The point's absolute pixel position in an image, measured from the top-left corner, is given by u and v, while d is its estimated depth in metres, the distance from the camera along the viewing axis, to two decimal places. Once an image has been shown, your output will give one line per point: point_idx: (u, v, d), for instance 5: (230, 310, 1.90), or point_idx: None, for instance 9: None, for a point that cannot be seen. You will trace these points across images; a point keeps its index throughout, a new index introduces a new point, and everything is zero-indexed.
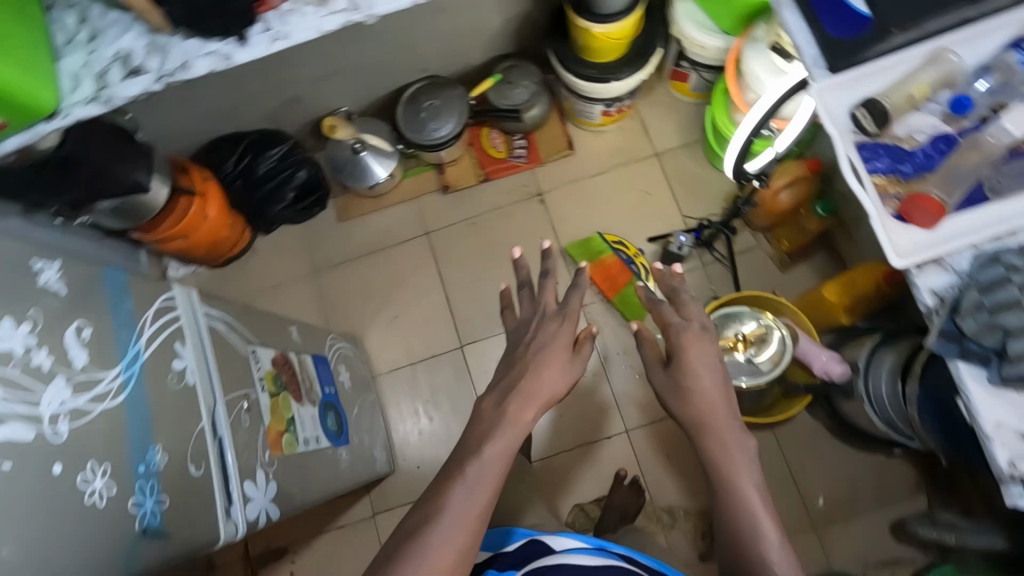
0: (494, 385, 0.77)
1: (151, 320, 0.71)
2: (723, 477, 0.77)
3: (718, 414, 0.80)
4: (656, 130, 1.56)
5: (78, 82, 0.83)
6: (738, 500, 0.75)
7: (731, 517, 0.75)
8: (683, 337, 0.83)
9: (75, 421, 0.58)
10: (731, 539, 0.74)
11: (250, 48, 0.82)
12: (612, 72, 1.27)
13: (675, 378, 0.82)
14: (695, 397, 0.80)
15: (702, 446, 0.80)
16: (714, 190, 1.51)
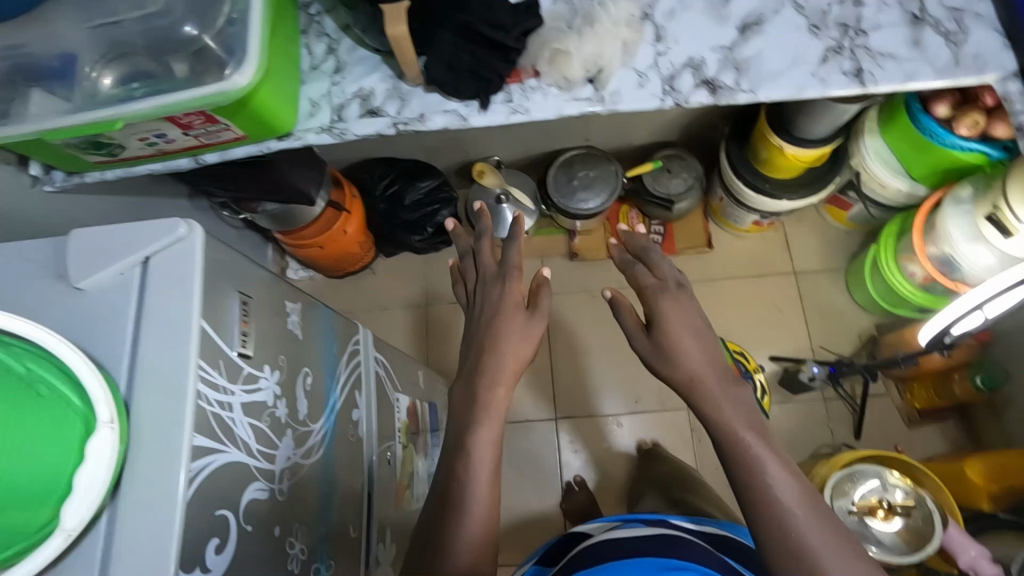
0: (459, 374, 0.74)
1: (346, 361, 0.72)
2: (726, 436, 0.64)
3: (711, 373, 0.67)
4: (800, 248, 1.51)
5: (315, 109, 0.85)
6: (753, 465, 0.61)
7: (747, 489, 0.60)
8: (661, 299, 0.72)
9: (292, 477, 0.57)
10: (755, 505, 0.59)
11: (488, 114, 0.82)
12: (785, 190, 1.25)
13: (659, 344, 0.70)
14: (683, 355, 0.69)
15: (696, 408, 0.67)
16: (849, 324, 1.46)
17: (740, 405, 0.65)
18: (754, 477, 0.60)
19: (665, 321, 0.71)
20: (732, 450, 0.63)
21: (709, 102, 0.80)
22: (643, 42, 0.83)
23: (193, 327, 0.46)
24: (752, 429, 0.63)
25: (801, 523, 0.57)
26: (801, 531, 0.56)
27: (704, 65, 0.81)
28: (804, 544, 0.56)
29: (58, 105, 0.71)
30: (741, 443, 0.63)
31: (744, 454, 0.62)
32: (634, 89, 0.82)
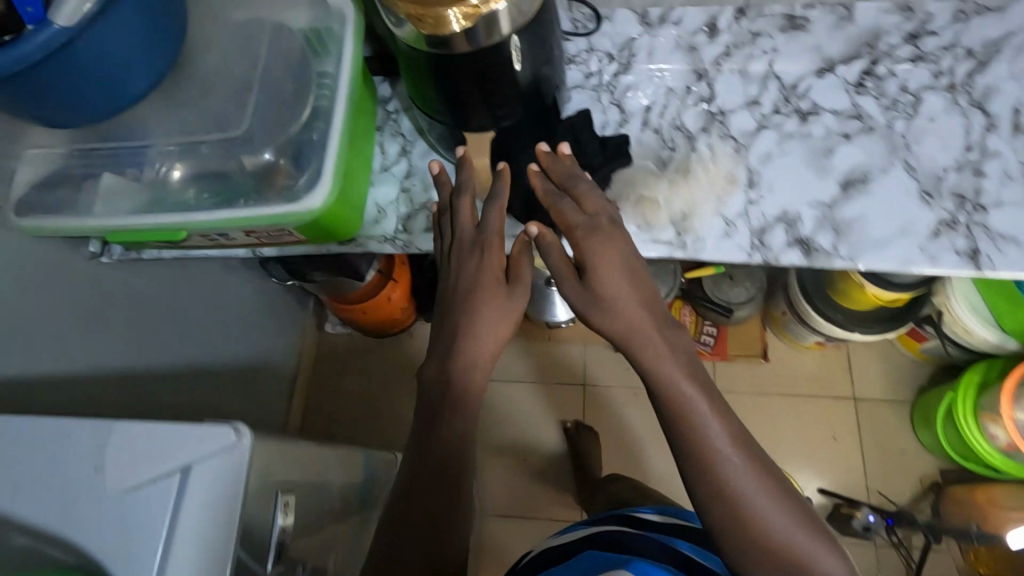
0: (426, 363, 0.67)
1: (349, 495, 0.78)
2: (666, 397, 0.63)
3: (647, 330, 0.65)
4: (863, 373, 1.41)
5: (381, 216, 0.82)
6: (703, 433, 0.61)
7: (693, 448, 0.61)
8: (586, 239, 0.67)
9: None
10: (699, 467, 0.61)
11: (561, 245, 0.77)
12: (859, 324, 1.17)
13: (592, 289, 0.66)
14: (618, 307, 0.65)
15: (631, 357, 0.65)
16: (910, 465, 1.35)
17: (679, 353, 0.65)
18: (702, 441, 0.61)
19: (595, 270, 0.66)
20: (674, 408, 0.63)
21: (802, 263, 0.74)
22: (736, 188, 0.77)
23: (230, 547, 0.46)
24: (680, 364, 0.64)
25: (747, 491, 0.59)
26: (753, 502, 0.59)
27: (800, 222, 0.75)
28: (759, 518, 0.58)
29: (122, 201, 0.71)
30: (688, 407, 0.62)
31: (694, 420, 0.61)
32: (720, 238, 0.76)
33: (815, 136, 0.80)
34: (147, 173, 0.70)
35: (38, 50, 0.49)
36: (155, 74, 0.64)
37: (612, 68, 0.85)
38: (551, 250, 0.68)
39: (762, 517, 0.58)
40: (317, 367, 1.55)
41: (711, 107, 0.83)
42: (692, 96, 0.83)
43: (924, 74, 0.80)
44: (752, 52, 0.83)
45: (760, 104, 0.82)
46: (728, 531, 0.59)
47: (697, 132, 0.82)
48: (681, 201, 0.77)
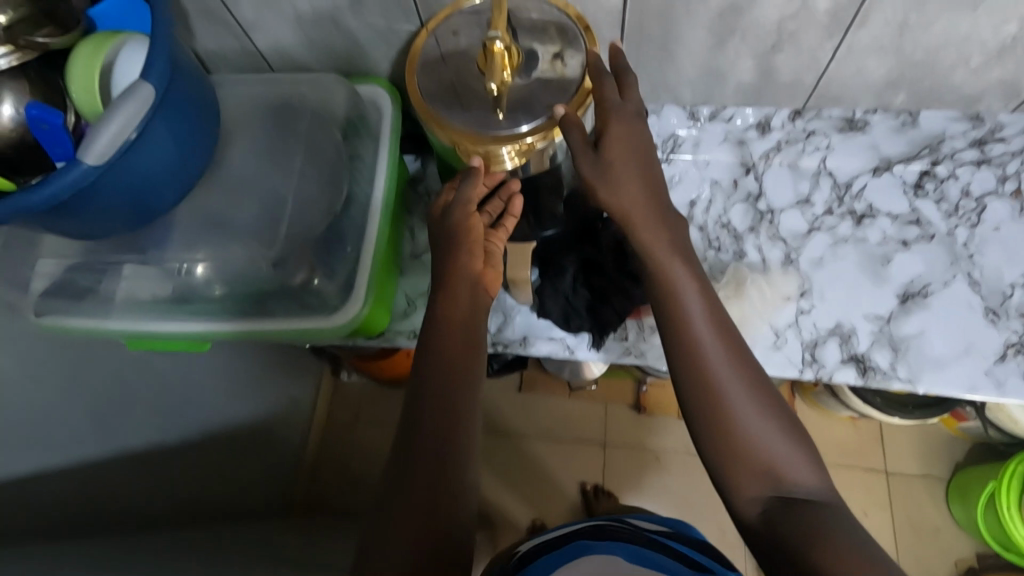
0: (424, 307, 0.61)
1: None
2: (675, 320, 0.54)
3: (648, 208, 0.55)
4: (896, 447, 1.36)
5: (411, 309, 0.78)
6: (692, 336, 0.54)
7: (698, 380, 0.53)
8: (615, 115, 0.54)
9: None
10: (705, 402, 0.53)
11: (600, 351, 0.73)
12: (899, 408, 1.12)
13: (603, 163, 0.54)
14: (624, 177, 0.54)
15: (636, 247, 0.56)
16: (944, 547, 1.29)
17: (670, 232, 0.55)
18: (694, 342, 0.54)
19: (608, 141, 0.54)
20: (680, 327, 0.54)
21: (857, 383, 0.70)
22: (787, 296, 0.73)
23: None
24: (681, 256, 0.55)
25: (738, 396, 0.52)
26: (742, 418, 0.52)
27: (854, 337, 0.71)
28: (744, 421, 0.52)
29: (142, 304, 0.66)
30: (676, 297, 0.55)
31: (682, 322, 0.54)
32: (768, 350, 0.71)
33: (871, 241, 0.75)
34: (167, 277, 0.64)
35: (66, 187, 0.46)
36: (187, 183, 0.61)
37: (655, 157, 0.81)
38: (467, 197, 0.58)
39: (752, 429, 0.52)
40: (330, 417, 1.51)
41: (759, 204, 0.79)
42: (739, 190, 0.79)
43: (989, 178, 0.75)
44: (805, 147, 0.79)
45: (812, 202, 0.78)
46: (710, 440, 0.52)
47: (744, 231, 0.78)
48: (730, 312, 0.71)
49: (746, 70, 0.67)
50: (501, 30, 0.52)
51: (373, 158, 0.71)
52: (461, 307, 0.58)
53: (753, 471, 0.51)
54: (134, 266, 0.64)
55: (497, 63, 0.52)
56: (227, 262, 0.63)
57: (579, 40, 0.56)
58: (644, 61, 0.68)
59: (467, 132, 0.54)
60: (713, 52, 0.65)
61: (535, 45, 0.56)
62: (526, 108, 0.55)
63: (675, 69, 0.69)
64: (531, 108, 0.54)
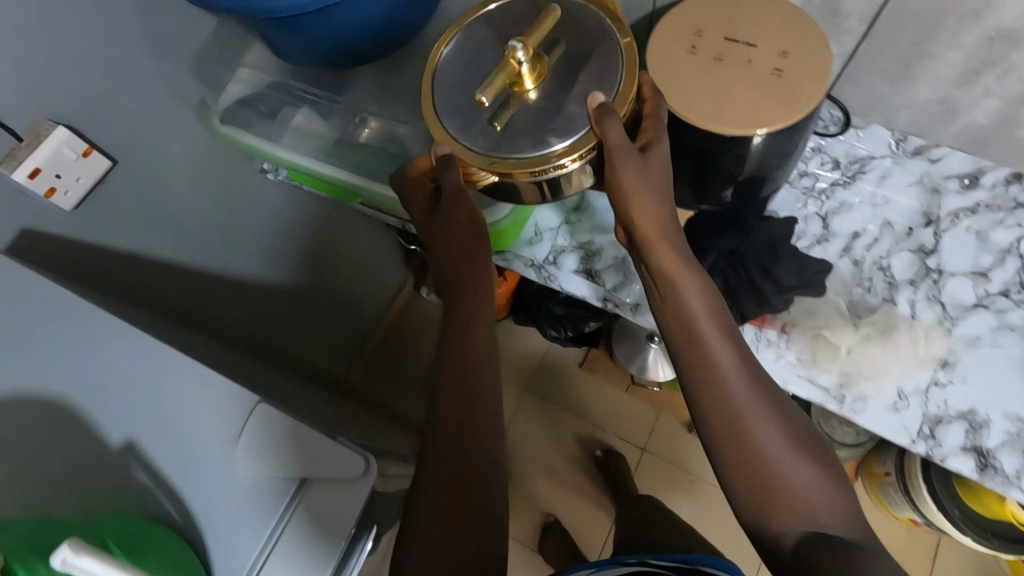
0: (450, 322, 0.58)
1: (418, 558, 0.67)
2: (693, 339, 0.54)
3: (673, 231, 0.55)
4: (946, 570, 1.26)
5: (538, 240, 0.79)
6: (716, 369, 0.53)
7: (714, 410, 0.52)
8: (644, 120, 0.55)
9: None
10: (724, 435, 0.52)
11: None
12: (977, 529, 1.02)
13: (647, 164, 0.52)
14: (659, 187, 0.54)
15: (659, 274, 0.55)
16: None
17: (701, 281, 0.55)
18: (724, 405, 0.52)
19: (653, 142, 0.53)
20: (696, 354, 0.54)
21: (971, 476, 0.64)
22: (926, 362, 0.68)
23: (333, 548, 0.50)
24: (700, 283, 0.55)
25: (749, 404, 0.52)
26: (772, 452, 0.51)
27: (985, 431, 0.65)
28: (762, 445, 0.51)
29: (304, 141, 0.69)
30: (690, 313, 0.55)
31: (699, 333, 0.54)
32: (886, 409, 0.67)
33: None
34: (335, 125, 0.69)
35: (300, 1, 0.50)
36: (378, 44, 0.64)
37: (832, 176, 0.76)
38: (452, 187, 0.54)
39: (777, 471, 0.50)
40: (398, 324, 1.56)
41: (928, 260, 0.73)
42: (912, 240, 0.74)
43: None
44: (1004, 219, 0.72)
45: (989, 278, 0.71)
46: (726, 465, 0.52)
47: (902, 282, 0.72)
48: (865, 352, 0.68)
49: (986, 112, 0.61)
50: (530, 43, 0.50)
51: None
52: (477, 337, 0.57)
53: (787, 508, 0.49)
54: (304, 114, 0.70)
55: (505, 71, 0.50)
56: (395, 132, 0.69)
57: (617, 73, 0.53)
58: (878, 70, 0.62)
59: (453, 138, 0.53)
60: (961, 81, 0.59)
61: (728, 35, 0.56)
62: (527, 130, 0.52)
63: (905, 88, 0.63)
64: (546, 134, 0.51)
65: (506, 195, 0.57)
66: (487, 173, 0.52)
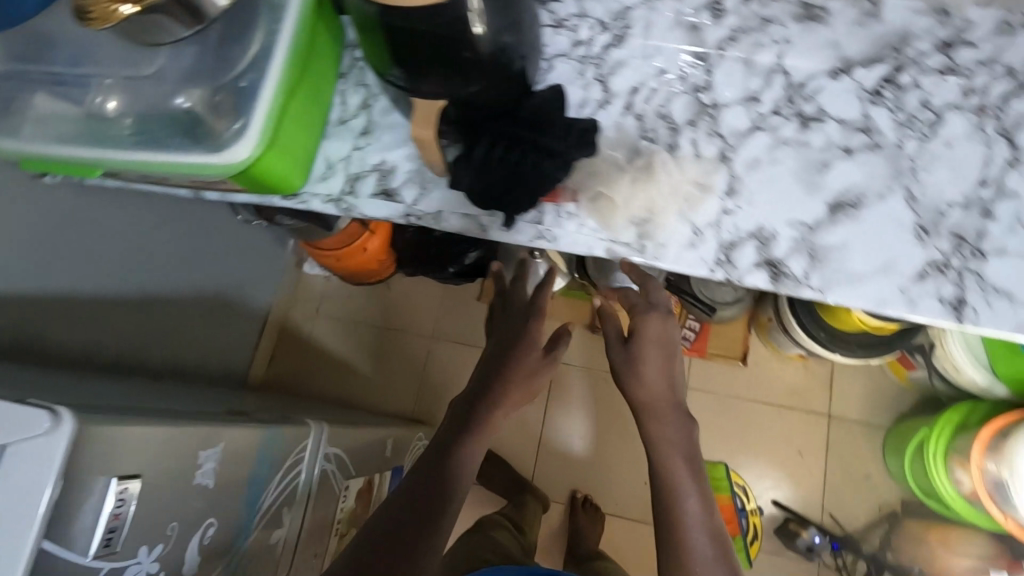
0: (501, 382, 0.90)
1: (280, 471, 0.80)
2: (660, 450, 0.80)
3: (666, 403, 0.81)
4: (841, 392, 1.36)
5: (329, 174, 0.76)
6: (668, 467, 0.79)
7: (669, 493, 0.77)
8: (642, 316, 0.83)
9: None
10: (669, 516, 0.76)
11: (511, 233, 0.71)
12: (842, 344, 1.08)
13: (631, 356, 0.83)
14: (649, 364, 0.82)
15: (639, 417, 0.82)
16: (869, 491, 1.31)
17: (679, 423, 0.81)
18: (672, 491, 0.77)
19: (642, 334, 0.82)
20: (660, 459, 0.80)
21: (765, 287, 0.68)
22: (709, 194, 0.70)
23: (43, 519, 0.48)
24: (671, 410, 0.81)
25: (680, 482, 0.78)
26: (690, 516, 0.76)
27: (774, 241, 0.68)
28: (681, 509, 0.76)
29: (48, 127, 0.64)
30: (651, 420, 0.82)
31: (666, 459, 0.79)
32: (683, 247, 0.69)
33: (813, 146, 0.71)
34: (77, 103, 0.63)
35: None
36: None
37: (603, 38, 0.76)
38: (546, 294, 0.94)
39: (691, 520, 0.76)
40: (293, 307, 1.55)
41: (703, 98, 0.74)
42: (686, 81, 0.74)
43: (952, 90, 0.70)
44: (760, 40, 0.74)
45: (760, 101, 0.73)
46: (670, 551, 0.74)
47: (682, 123, 0.73)
48: (647, 198, 0.69)
49: None
50: None
51: (282, 3, 0.63)
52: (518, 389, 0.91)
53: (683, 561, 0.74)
54: (48, 93, 0.63)
55: None
56: (133, 91, 0.62)
57: None
58: None
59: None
60: None
61: None
62: None
63: None
64: None
65: (156, 34, 0.54)
66: (118, 6, 0.49)
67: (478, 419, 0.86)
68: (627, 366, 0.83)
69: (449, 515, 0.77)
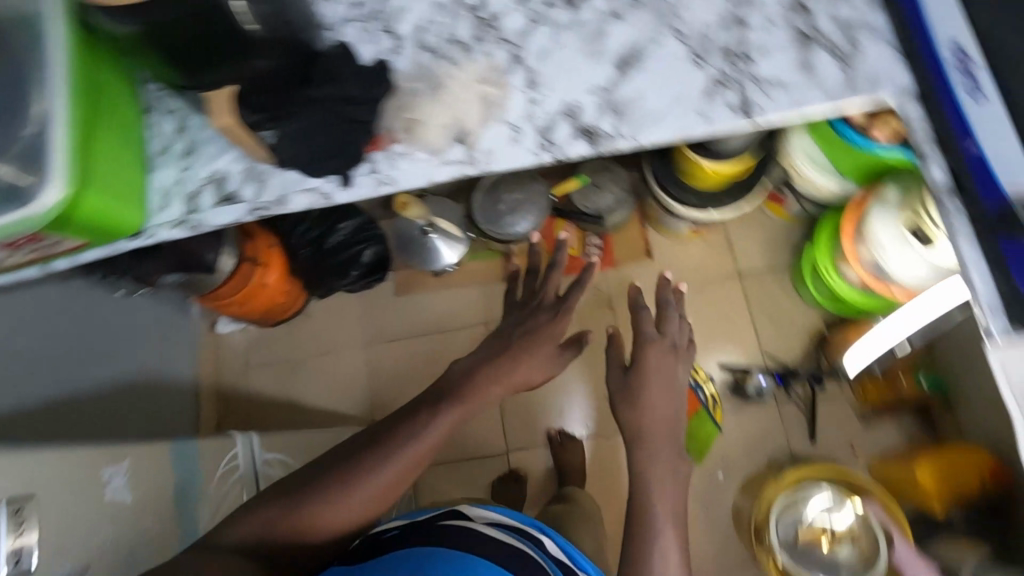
0: (502, 361, 0.87)
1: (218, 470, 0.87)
2: (639, 471, 0.84)
3: (664, 424, 0.87)
4: (743, 250, 1.45)
5: (168, 201, 0.78)
6: (647, 509, 0.82)
7: (636, 533, 0.80)
8: (643, 345, 0.93)
9: None
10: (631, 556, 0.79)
11: (353, 189, 0.75)
12: (712, 201, 1.18)
13: (632, 382, 0.90)
14: (649, 398, 0.88)
15: (634, 442, 0.86)
16: (798, 324, 1.39)
17: (669, 445, 0.86)
18: (643, 510, 0.82)
19: (644, 362, 0.91)
20: (639, 483, 0.84)
21: (589, 153, 0.74)
22: (512, 92, 0.75)
23: None
24: (661, 435, 0.86)
25: (659, 510, 0.82)
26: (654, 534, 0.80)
27: (582, 111, 0.74)
28: (650, 538, 0.80)
29: None
30: (647, 443, 0.85)
31: (649, 478, 0.83)
32: (508, 146, 0.74)
33: (586, 19, 0.77)
34: None
35: None
36: None
37: None
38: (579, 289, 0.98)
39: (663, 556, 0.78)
40: (220, 369, 1.53)
41: (480, 12, 0.78)
42: (461, 3, 0.78)
43: None
44: None
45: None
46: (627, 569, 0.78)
47: (469, 40, 0.77)
48: (458, 114, 0.73)
49: None
50: None
51: (52, 60, 0.68)
52: (517, 371, 0.86)
53: None
54: None
55: None
56: None
57: None
58: None
59: None
60: None
61: None
62: None
63: None
64: None
65: None
66: None
67: (484, 398, 0.83)
68: (625, 404, 0.89)
69: (389, 467, 0.74)
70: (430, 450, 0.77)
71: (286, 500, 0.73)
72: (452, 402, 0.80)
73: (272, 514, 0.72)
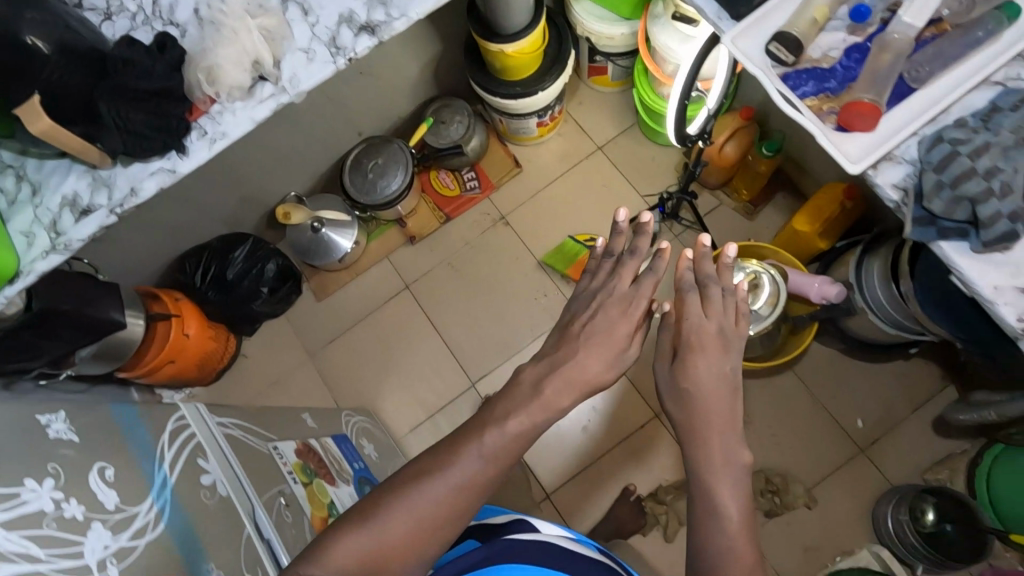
0: (563, 358, 0.67)
1: (168, 442, 0.84)
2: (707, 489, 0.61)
3: (731, 436, 0.63)
4: (593, 127, 1.60)
5: (32, 239, 0.82)
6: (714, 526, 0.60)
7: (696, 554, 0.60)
8: (710, 358, 0.66)
9: (120, 562, 0.69)
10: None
11: (192, 156, 0.83)
12: (534, 84, 1.31)
13: (694, 381, 0.65)
14: (712, 397, 0.64)
15: (688, 439, 0.64)
16: (662, 165, 1.55)
17: (736, 463, 0.62)
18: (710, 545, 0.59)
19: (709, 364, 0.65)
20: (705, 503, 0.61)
21: (374, 42, 0.84)
22: (292, 24, 0.85)
23: None
24: (727, 447, 0.62)
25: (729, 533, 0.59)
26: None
27: (354, 14, 0.85)
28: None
29: None
30: (707, 448, 0.62)
31: (710, 498, 0.60)
32: (307, 66, 0.84)
33: None
34: None
35: None
36: None
37: None
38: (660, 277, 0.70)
39: None
40: None
41: None
42: None
43: None
44: None
45: None
46: None
47: None
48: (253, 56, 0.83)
49: None
50: None
51: None
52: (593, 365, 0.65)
53: None
54: None
55: None
56: None
57: None
58: None
59: None
60: None
61: None
62: None
63: None
64: None
65: None
66: None
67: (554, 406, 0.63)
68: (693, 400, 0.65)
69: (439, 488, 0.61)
70: (499, 471, 0.62)
71: (354, 517, 0.60)
72: (514, 416, 0.63)
73: (358, 546, 0.59)
